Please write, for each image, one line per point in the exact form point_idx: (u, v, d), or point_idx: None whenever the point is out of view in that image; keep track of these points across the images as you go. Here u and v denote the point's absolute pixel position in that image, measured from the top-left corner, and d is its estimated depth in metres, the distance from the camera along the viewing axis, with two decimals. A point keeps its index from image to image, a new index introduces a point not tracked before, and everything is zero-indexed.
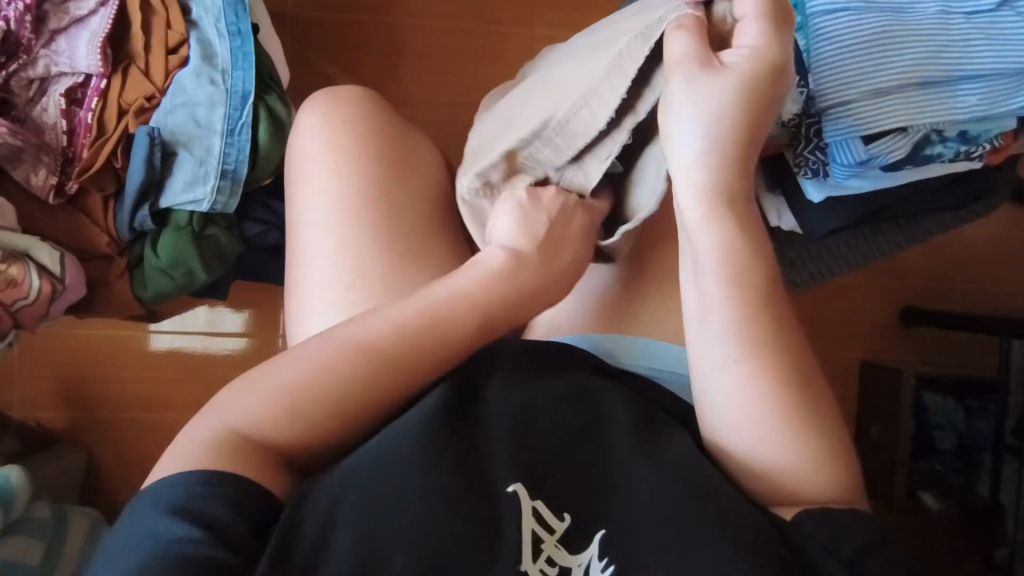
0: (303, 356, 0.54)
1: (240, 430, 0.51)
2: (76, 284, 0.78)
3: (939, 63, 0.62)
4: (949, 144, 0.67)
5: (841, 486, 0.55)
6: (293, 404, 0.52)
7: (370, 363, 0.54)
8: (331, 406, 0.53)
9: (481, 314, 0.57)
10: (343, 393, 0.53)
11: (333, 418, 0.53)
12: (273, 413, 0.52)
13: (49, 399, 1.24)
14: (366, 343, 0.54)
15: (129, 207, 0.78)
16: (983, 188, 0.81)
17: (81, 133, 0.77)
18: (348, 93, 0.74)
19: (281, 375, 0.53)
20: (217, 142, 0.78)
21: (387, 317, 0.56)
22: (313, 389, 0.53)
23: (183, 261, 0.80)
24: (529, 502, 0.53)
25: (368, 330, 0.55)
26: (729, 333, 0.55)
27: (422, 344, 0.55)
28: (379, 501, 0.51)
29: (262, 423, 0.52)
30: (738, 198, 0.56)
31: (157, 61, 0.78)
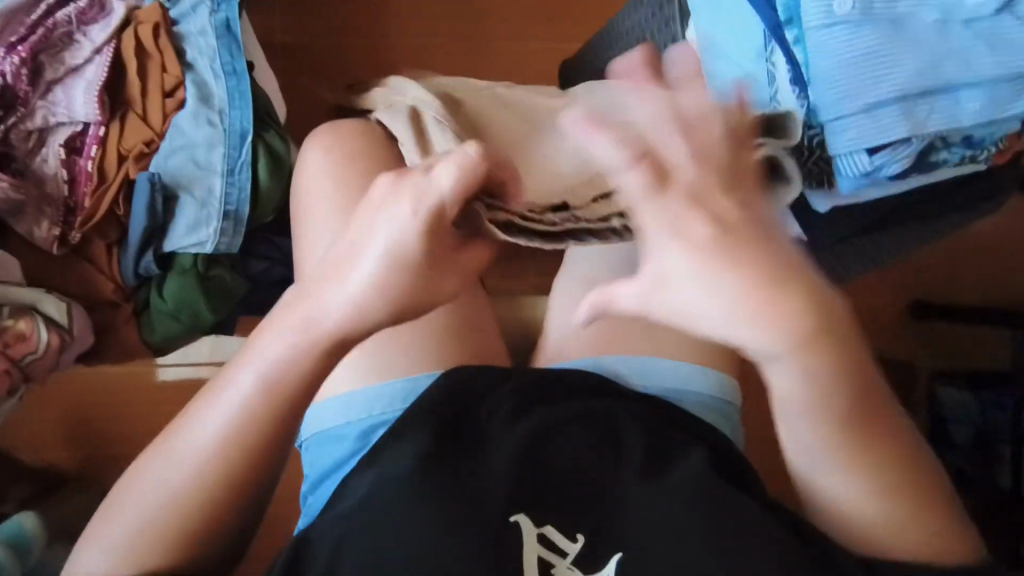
0: (146, 476, 0.50)
1: (126, 541, 0.48)
2: (85, 334, 0.77)
3: (936, 73, 0.62)
4: (954, 149, 0.67)
5: (937, 540, 0.52)
6: (145, 523, 0.48)
7: (214, 452, 0.48)
8: (182, 517, 0.48)
9: (321, 356, 0.48)
10: (191, 505, 0.48)
11: (224, 495, 0.49)
12: (132, 536, 0.48)
13: (63, 439, 1.24)
14: (261, 376, 0.48)
15: (133, 254, 0.77)
16: (990, 188, 0.81)
17: (83, 182, 0.77)
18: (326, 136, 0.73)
19: (129, 499, 0.49)
20: (217, 182, 0.77)
21: (258, 355, 0.49)
22: (205, 464, 0.48)
23: (190, 303, 0.79)
24: (533, 524, 0.54)
25: (202, 424, 0.49)
26: (817, 420, 0.48)
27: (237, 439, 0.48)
28: (386, 537, 0.52)
29: (117, 559, 0.48)
30: (792, 267, 0.42)
31: (155, 106, 0.78)
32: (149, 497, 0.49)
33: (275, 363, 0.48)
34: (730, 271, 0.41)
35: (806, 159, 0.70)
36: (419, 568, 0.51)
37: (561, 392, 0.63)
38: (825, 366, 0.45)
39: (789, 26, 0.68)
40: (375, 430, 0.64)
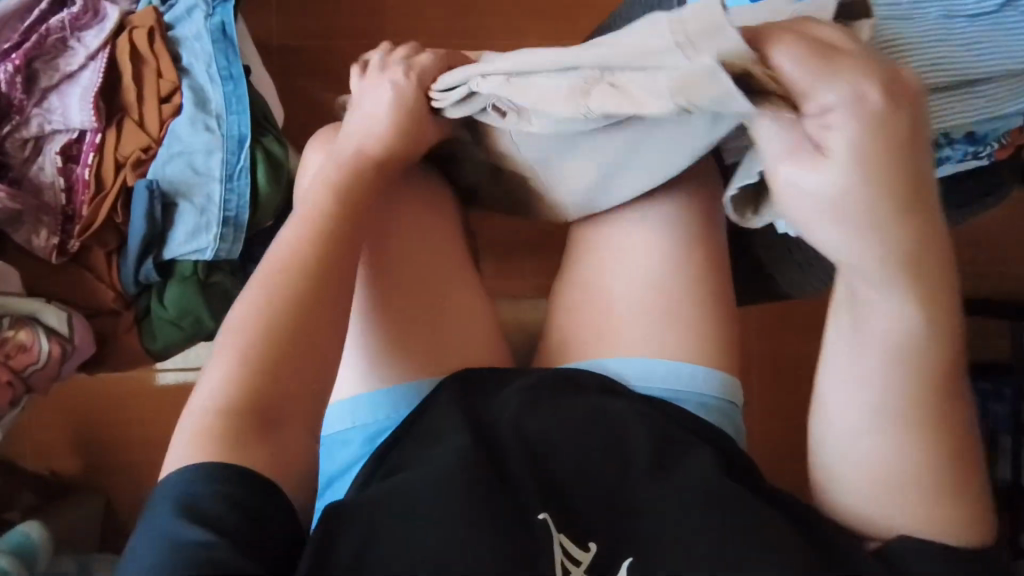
0: (198, 398, 0.51)
1: (217, 395, 0.50)
2: (86, 343, 0.77)
3: (943, 70, 0.61)
4: (957, 146, 0.67)
5: (969, 528, 0.50)
6: (225, 384, 0.50)
7: (276, 292, 0.54)
8: (260, 363, 0.51)
9: (341, 191, 0.60)
10: (238, 414, 0.49)
11: (287, 328, 0.52)
12: (196, 440, 0.49)
13: (67, 446, 1.24)
14: (290, 239, 0.57)
15: (133, 262, 0.76)
16: (991, 183, 0.80)
17: (80, 190, 0.76)
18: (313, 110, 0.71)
19: (209, 374, 0.52)
20: (217, 187, 0.77)
21: (296, 219, 0.59)
22: (267, 306, 0.53)
23: (192, 311, 0.79)
24: (555, 531, 0.54)
25: (256, 282, 0.55)
26: (877, 370, 0.50)
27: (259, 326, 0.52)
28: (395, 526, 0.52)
29: (208, 414, 0.50)
30: (922, 191, 0.42)
31: (152, 112, 0.77)
32: (202, 413, 0.50)
33: (308, 213, 0.58)
34: (873, 231, 0.42)
35: None
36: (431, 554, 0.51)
37: (571, 388, 0.62)
38: (929, 320, 0.47)
39: None
40: (378, 436, 0.65)
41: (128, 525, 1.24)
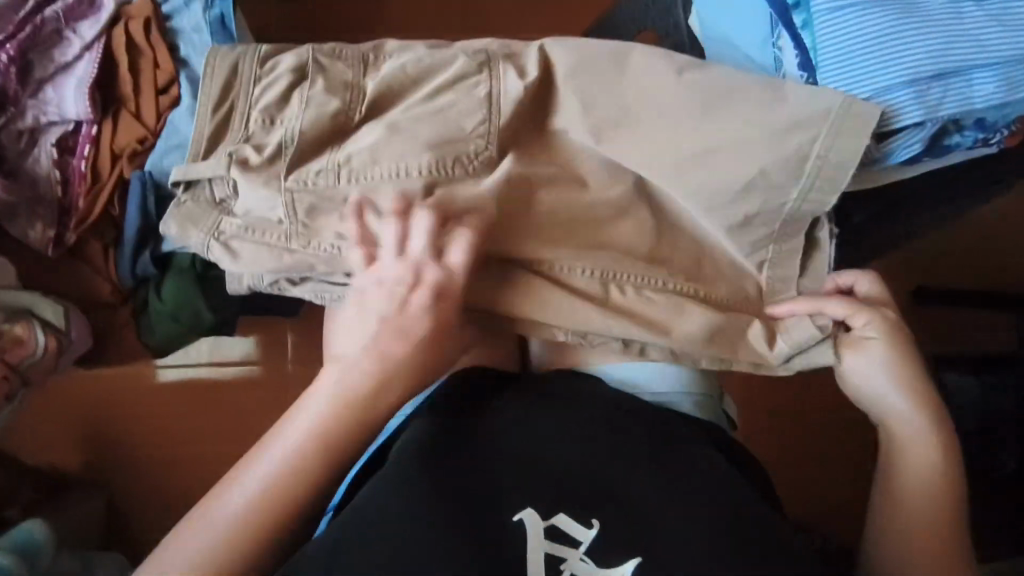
0: (225, 496, 0.58)
1: (199, 557, 0.55)
2: (83, 338, 0.77)
3: (950, 54, 0.60)
4: (967, 132, 0.66)
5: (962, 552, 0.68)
6: (198, 556, 0.55)
7: (255, 507, 0.57)
8: (250, 532, 0.57)
9: (346, 412, 0.60)
10: (249, 540, 0.56)
11: (269, 521, 0.57)
12: (204, 549, 0.55)
13: (69, 443, 1.23)
14: (291, 447, 0.59)
15: (129, 255, 0.75)
16: (999, 172, 0.80)
17: (76, 182, 0.75)
18: (230, 69, 0.67)
19: (211, 519, 0.57)
20: None
21: (280, 447, 0.59)
22: (262, 496, 0.57)
23: (190, 305, 0.77)
24: (540, 518, 0.53)
25: (247, 480, 0.58)
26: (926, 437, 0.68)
27: (314, 456, 0.59)
28: (391, 523, 0.52)
29: (190, 572, 0.55)
30: None
31: (149, 104, 0.76)
32: (228, 518, 0.57)
33: (290, 456, 0.58)
34: None
35: None
36: (428, 553, 0.50)
37: (538, 393, 0.64)
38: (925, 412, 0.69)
39: (797, 10, 0.65)
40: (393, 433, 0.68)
41: (131, 523, 1.24)
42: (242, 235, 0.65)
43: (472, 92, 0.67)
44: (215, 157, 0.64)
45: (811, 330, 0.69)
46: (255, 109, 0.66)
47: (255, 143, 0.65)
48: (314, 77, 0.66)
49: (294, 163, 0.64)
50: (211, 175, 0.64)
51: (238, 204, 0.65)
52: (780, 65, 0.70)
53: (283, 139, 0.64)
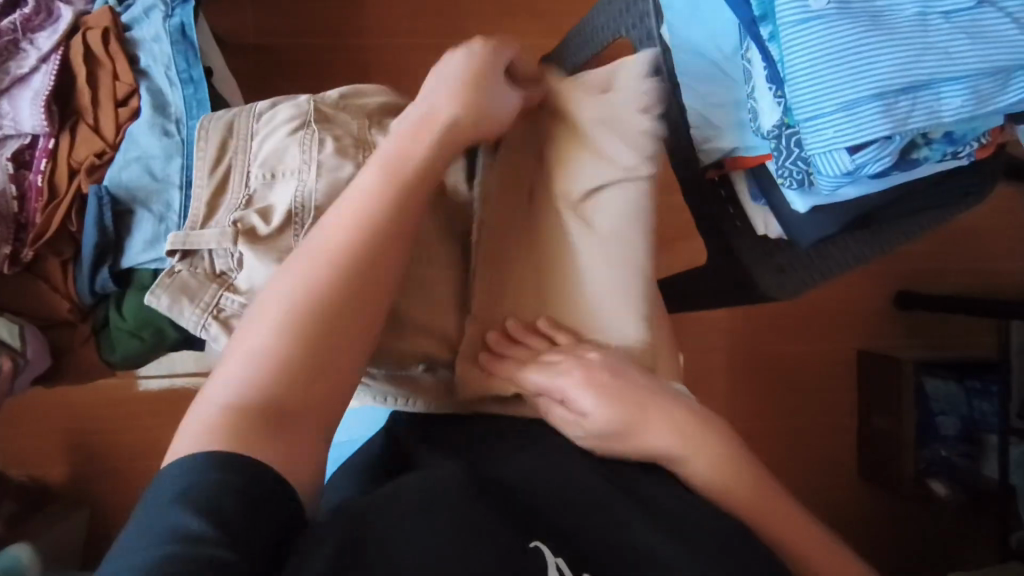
0: (253, 326, 0.46)
1: (252, 364, 0.44)
2: (41, 355, 0.74)
3: (918, 66, 0.59)
4: (936, 146, 0.65)
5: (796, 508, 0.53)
6: (245, 375, 0.44)
7: (311, 290, 0.47)
8: (313, 313, 0.46)
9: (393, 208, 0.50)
10: (329, 293, 0.47)
11: (336, 314, 0.47)
12: (262, 352, 0.45)
13: (41, 457, 1.21)
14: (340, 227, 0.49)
15: (88, 272, 0.73)
16: (972, 182, 0.80)
17: (34, 198, 0.73)
18: (225, 129, 0.66)
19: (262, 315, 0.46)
20: (175, 195, 0.74)
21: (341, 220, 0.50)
22: (307, 295, 0.47)
23: (152, 321, 0.76)
24: (546, 549, 0.44)
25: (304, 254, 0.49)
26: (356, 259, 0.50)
27: (386, 223, 0.50)
28: (428, 507, 0.44)
29: (249, 377, 0.44)
30: None
31: (108, 116, 0.75)
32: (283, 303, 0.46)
33: (343, 241, 0.49)
34: None
35: (784, 159, 0.68)
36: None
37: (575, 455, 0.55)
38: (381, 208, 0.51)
39: (763, 22, 0.65)
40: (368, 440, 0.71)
41: (106, 537, 1.22)
42: (243, 316, 0.59)
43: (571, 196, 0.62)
44: (219, 227, 0.60)
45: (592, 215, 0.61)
46: (258, 176, 0.63)
47: (258, 208, 0.60)
48: (322, 134, 0.61)
49: (306, 237, 0.58)
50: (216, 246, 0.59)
51: (240, 279, 0.59)
52: (748, 77, 0.70)
53: (291, 203, 0.59)
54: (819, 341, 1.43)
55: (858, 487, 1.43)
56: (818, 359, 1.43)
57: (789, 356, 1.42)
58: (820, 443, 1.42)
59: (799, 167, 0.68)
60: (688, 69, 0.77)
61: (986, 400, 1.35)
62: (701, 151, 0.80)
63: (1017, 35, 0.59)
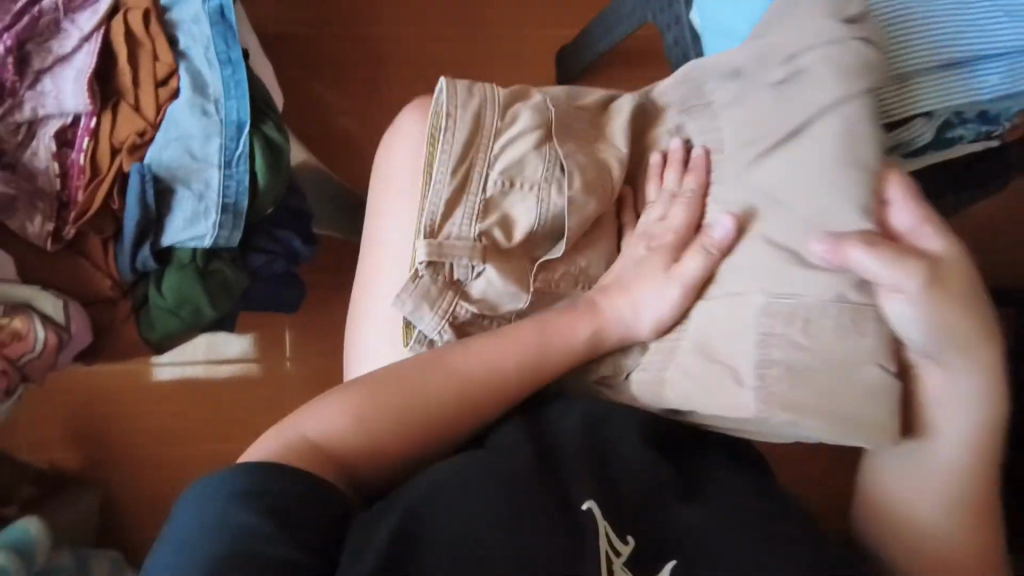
0: (322, 412, 0.56)
1: (290, 440, 0.54)
2: (83, 332, 0.75)
3: (955, 45, 0.60)
4: (970, 125, 0.66)
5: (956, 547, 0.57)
6: (290, 446, 0.53)
7: (368, 415, 0.56)
8: (362, 442, 0.55)
9: (455, 406, 0.57)
10: (392, 460, 0.56)
11: (365, 446, 0.55)
12: (308, 440, 0.54)
13: (60, 441, 1.22)
14: (422, 383, 0.57)
15: (129, 249, 0.75)
16: (1000, 165, 0.80)
17: (75, 176, 0.74)
18: (472, 121, 0.64)
19: (324, 411, 0.56)
20: (215, 174, 0.75)
21: (418, 374, 0.58)
22: (358, 418, 0.55)
23: (191, 299, 0.78)
24: (598, 520, 0.51)
25: (382, 391, 0.57)
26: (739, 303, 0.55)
27: (439, 398, 0.57)
28: (481, 497, 0.50)
29: (286, 448, 0.53)
30: None
31: (148, 96, 0.76)
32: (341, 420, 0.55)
33: (415, 388, 0.57)
34: None
35: None
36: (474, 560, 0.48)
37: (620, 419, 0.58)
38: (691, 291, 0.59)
39: None
40: None
41: (125, 520, 1.23)
42: (477, 322, 0.65)
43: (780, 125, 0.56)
44: (465, 234, 0.62)
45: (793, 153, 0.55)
46: (450, 177, 0.63)
47: (497, 219, 0.63)
48: (566, 154, 0.63)
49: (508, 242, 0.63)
50: (464, 259, 0.62)
51: (474, 289, 0.63)
52: None
53: (535, 219, 0.63)
54: None
55: None
56: None
57: None
58: None
59: None
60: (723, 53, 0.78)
61: None
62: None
63: None
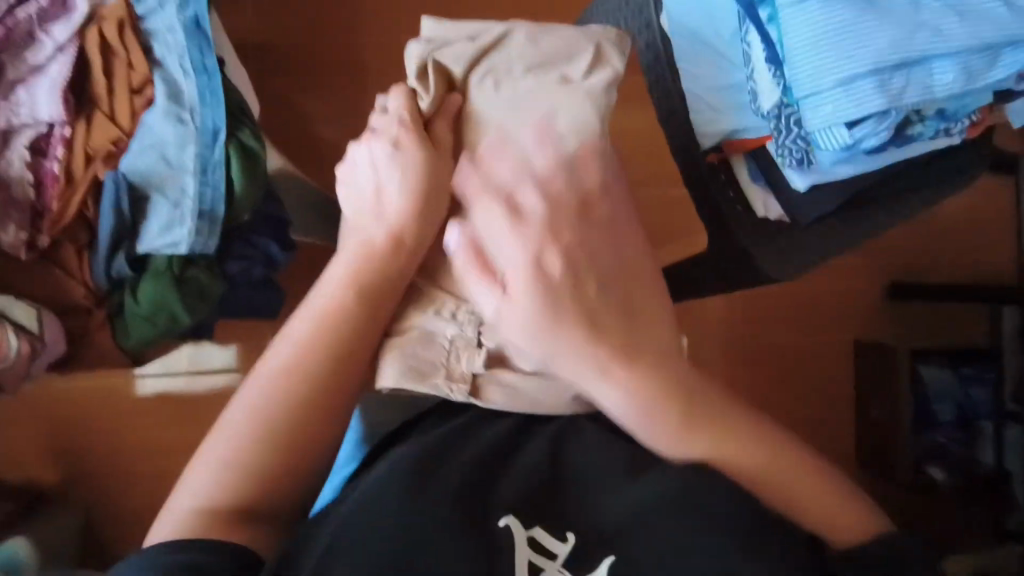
0: (233, 411, 0.54)
1: (219, 469, 0.51)
2: (56, 340, 0.76)
3: (912, 45, 0.61)
4: (928, 122, 0.68)
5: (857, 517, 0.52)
6: (214, 478, 0.51)
7: (286, 381, 0.54)
8: (277, 422, 0.52)
9: (337, 341, 0.56)
10: (302, 402, 0.54)
11: (290, 424, 0.53)
12: (229, 460, 0.51)
13: (41, 457, 1.21)
14: (298, 339, 0.56)
15: (104, 257, 0.75)
16: (963, 162, 0.82)
17: (49, 185, 0.74)
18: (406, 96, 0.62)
19: (235, 413, 0.53)
20: (189, 181, 0.76)
21: (288, 339, 0.56)
22: (275, 397, 0.53)
23: (166, 306, 0.78)
24: (524, 524, 0.49)
25: (268, 363, 0.55)
26: None
27: (329, 342, 0.55)
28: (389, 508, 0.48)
29: (220, 478, 0.50)
30: None
31: (123, 105, 0.76)
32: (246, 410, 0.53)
33: (301, 342, 0.55)
34: None
35: (783, 138, 0.71)
36: (438, 541, 0.47)
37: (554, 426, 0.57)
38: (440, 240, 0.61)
39: (763, 5, 0.68)
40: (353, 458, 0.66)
41: (107, 537, 1.22)
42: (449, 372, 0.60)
43: (514, 82, 0.61)
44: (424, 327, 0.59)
45: (507, 100, 0.61)
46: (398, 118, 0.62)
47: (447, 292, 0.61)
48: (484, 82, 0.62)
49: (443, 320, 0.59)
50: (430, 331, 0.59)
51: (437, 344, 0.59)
52: (749, 59, 0.73)
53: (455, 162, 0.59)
54: (813, 330, 1.45)
55: (859, 478, 1.45)
56: (814, 350, 1.45)
57: (783, 348, 1.45)
58: (817, 433, 1.45)
59: (799, 145, 0.71)
60: (691, 56, 0.80)
61: (982, 387, 1.37)
62: (700, 135, 0.82)
63: (1005, 15, 0.62)
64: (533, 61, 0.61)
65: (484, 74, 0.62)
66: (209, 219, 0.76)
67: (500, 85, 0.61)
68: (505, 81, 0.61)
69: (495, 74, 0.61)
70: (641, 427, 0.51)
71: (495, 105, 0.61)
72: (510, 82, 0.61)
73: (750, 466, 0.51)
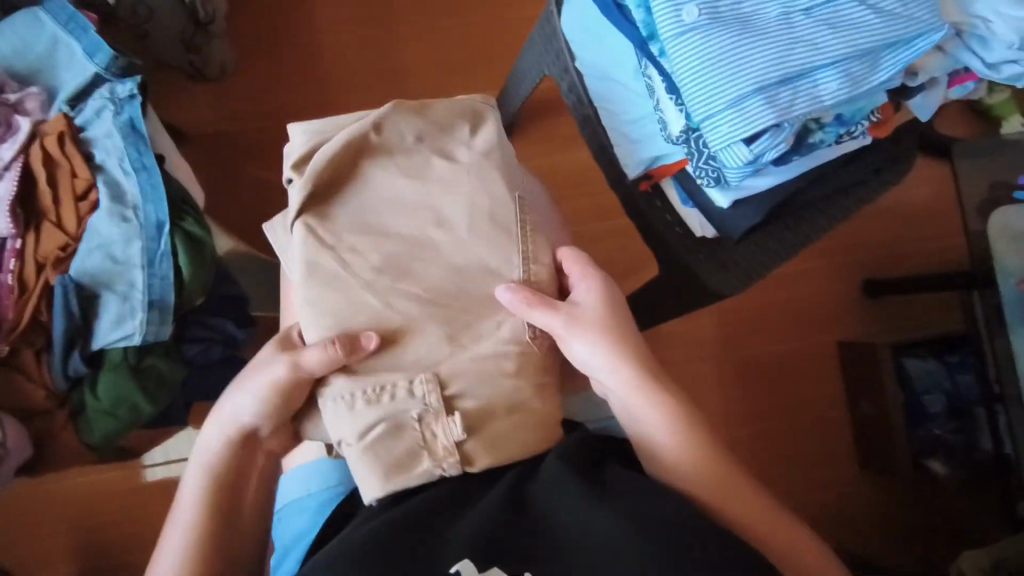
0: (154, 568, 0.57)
1: None
2: (20, 444, 0.78)
3: (790, 60, 0.64)
4: (829, 129, 0.71)
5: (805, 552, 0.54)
6: None
7: (195, 517, 0.58)
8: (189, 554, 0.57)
9: (228, 456, 0.61)
10: (218, 498, 0.60)
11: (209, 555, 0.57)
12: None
13: None
14: (203, 468, 0.61)
15: (61, 357, 0.78)
16: (882, 158, 0.84)
17: (5, 295, 0.78)
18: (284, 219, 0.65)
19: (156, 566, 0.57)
20: (138, 274, 0.79)
21: (194, 471, 0.61)
22: (187, 541, 0.57)
23: (128, 397, 0.80)
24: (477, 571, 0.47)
25: (177, 511, 0.59)
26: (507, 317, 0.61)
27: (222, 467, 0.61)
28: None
29: None
30: None
31: (69, 211, 0.80)
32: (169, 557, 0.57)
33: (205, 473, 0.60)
34: None
35: (695, 160, 0.74)
36: None
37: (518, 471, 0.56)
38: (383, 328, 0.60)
39: (653, 41, 0.71)
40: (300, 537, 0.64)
41: None
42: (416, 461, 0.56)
43: (403, 152, 0.64)
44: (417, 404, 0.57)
45: (394, 171, 0.63)
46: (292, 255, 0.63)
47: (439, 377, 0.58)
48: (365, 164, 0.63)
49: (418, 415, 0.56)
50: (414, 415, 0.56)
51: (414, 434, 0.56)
52: (652, 91, 0.76)
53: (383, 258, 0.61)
54: (793, 336, 1.45)
55: (863, 481, 1.42)
56: (797, 356, 1.45)
57: (765, 358, 1.44)
58: (813, 440, 1.43)
59: (711, 165, 0.74)
60: (608, 95, 0.84)
61: (968, 372, 1.36)
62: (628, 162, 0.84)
63: (875, 21, 0.65)
64: (415, 129, 0.64)
65: (365, 133, 0.63)
66: (161, 308, 0.79)
67: (392, 152, 0.64)
68: (394, 148, 0.64)
69: (380, 134, 0.63)
70: (651, 431, 0.58)
71: (395, 174, 0.63)
72: (388, 147, 0.64)
73: (750, 511, 0.54)
